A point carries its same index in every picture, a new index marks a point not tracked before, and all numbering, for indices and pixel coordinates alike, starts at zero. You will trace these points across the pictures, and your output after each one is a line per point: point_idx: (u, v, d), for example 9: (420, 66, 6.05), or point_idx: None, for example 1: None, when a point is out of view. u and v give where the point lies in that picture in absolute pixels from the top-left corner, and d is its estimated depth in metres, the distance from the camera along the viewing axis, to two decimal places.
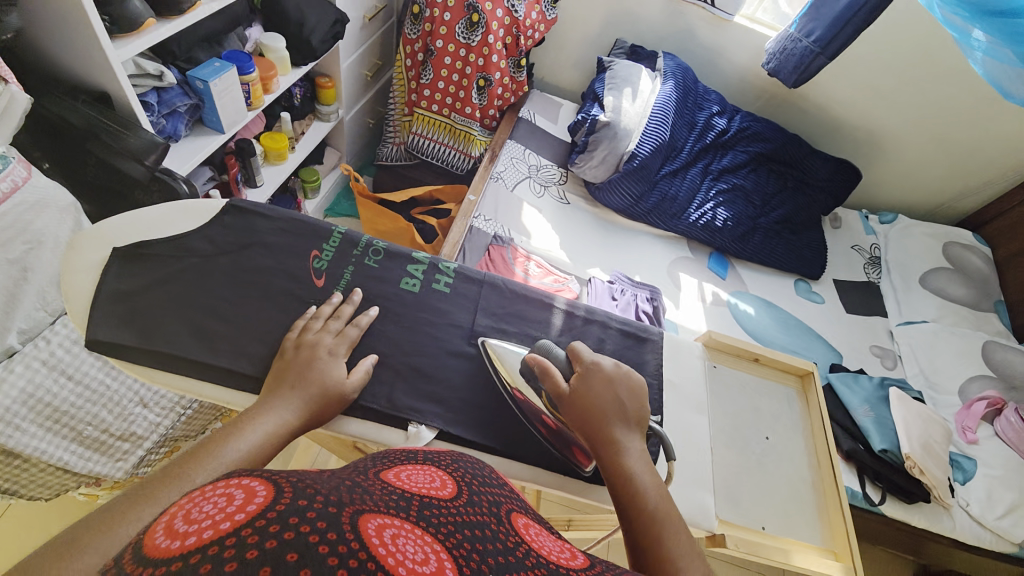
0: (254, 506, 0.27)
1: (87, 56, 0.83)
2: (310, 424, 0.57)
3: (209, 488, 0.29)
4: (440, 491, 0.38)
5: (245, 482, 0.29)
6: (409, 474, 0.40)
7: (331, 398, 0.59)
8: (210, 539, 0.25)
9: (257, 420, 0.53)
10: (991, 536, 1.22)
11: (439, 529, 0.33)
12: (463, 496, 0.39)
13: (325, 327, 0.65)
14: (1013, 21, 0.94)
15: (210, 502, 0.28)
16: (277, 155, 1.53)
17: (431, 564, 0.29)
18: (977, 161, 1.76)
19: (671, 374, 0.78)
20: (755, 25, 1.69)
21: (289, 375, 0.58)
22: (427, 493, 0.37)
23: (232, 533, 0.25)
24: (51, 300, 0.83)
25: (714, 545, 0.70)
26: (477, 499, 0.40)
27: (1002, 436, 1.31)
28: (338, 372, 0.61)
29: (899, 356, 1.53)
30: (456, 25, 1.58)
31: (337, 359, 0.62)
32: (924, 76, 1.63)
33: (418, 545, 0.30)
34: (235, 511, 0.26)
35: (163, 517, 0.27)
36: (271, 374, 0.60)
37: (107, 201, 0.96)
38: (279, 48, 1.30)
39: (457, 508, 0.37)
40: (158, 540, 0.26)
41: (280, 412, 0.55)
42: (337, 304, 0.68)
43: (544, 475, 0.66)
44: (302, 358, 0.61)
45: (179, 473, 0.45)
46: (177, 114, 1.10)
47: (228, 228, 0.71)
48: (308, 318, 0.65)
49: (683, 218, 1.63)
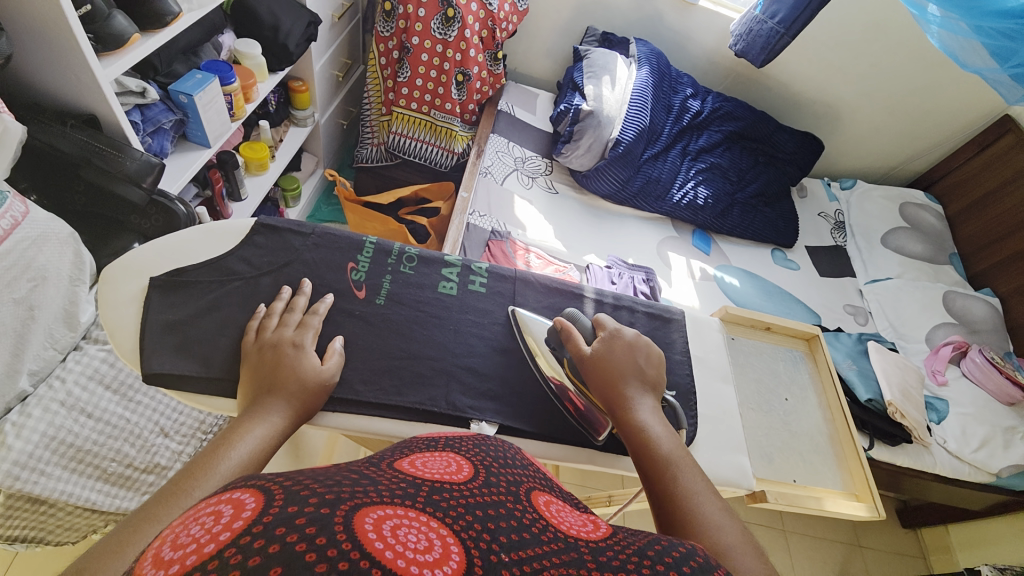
0: (242, 520, 0.25)
1: (73, 77, 0.80)
2: (299, 420, 0.58)
3: (202, 506, 0.28)
4: (455, 476, 0.37)
5: (234, 495, 0.28)
6: (424, 462, 0.39)
7: (314, 387, 0.60)
8: (191, 564, 0.24)
9: (250, 431, 0.53)
10: (969, 468, 1.36)
11: (448, 513, 0.31)
12: (479, 478, 0.37)
13: (282, 322, 0.65)
14: None
15: (199, 522, 0.27)
16: (258, 165, 1.48)
17: (434, 551, 0.27)
18: (926, 126, 1.90)
19: (697, 349, 0.84)
20: (718, 8, 1.74)
21: (265, 380, 0.58)
22: (440, 479, 0.35)
23: (216, 554, 0.24)
24: (58, 337, 0.84)
25: (754, 502, 0.76)
26: (494, 480, 0.38)
27: (969, 375, 1.46)
28: (311, 361, 0.62)
29: (870, 313, 1.66)
30: (432, 21, 1.55)
31: (304, 350, 0.62)
32: (876, 50, 1.74)
33: (420, 532, 0.28)
34: (222, 530, 0.25)
35: (152, 545, 0.26)
36: (243, 378, 0.60)
37: (104, 232, 0.93)
38: (256, 54, 1.24)
39: (471, 489, 0.35)
40: (142, 571, 0.25)
41: (267, 417, 0.55)
42: (289, 298, 0.68)
43: (599, 456, 0.70)
44: (270, 359, 0.60)
45: (178, 491, 0.46)
46: (163, 131, 1.06)
47: (263, 248, 0.73)
48: (262, 317, 0.65)
49: (667, 199, 1.69)
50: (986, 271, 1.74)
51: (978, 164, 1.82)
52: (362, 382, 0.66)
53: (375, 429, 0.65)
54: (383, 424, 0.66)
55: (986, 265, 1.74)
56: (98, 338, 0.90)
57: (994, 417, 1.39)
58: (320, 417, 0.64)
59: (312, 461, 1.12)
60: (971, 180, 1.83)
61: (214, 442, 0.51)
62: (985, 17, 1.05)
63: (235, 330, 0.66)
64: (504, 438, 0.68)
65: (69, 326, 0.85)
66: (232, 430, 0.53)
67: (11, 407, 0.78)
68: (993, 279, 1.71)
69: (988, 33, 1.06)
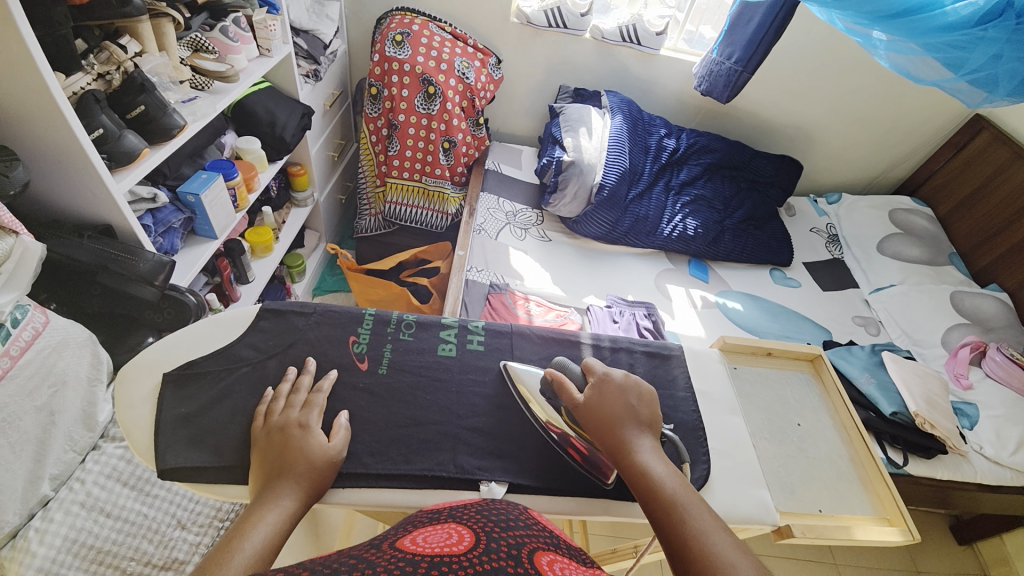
0: None
1: (90, 193, 0.88)
2: (309, 501, 0.58)
3: None
4: (456, 546, 0.38)
5: None
6: (425, 537, 0.40)
7: (322, 465, 0.61)
8: None
9: (262, 518, 0.54)
10: (1010, 473, 1.30)
11: None
12: (480, 545, 0.38)
13: (288, 404, 0.68)
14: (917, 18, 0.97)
15: None
16: (263, 248, 1.54)
17: None
18: (896, 135, 1.98)
19: (700, 384, 0.84)
20: (679, 55, 1.86)
21: (274, 464, 0.60)
22: (441, 552, 0.37)
23: None
24: (77, 439, 0.88)
25: (783, 538, 0.74)
26: (496, 545, 0.38)
27: (993, 376, 1.40)
28: (318, 440, 0.63)
29: (880, 322, 1.64)
30: (415, 99, 1.67)
31: (311, 429, 0.64)
32: (834, 74, 1.83)
33: None
34: None
35: None
36: (253, 463, 0.61)
37: (121, 329, 0.99)
38: (255, 148, 1.35)
39: (470, 558, 0.36)
40: None
41: (278, 501, 0.56)
42: (294, 378, 0.71)
43: (614, 504, 0.70)
44: (278, 442, 0.62)
45: None
46: (173, 230, 1.13)
47: (268, 332, 0.77)
48: (269, 402, 0.68)
49: (658, 233, 1.73)
50: (989, 267, 1.72)
51: (958, 164, 1.87)
52: (370, 454, 0.67)
53: (387, 501, 0.65)
54: (395, 495, 0.66)
55: (987, 261, 1.73)
56: (115, 436, 0.93)
57: None
58: (331, 495, 0.64)
59: (332, 540, 1.09)
60: (955, 180, 1.87)
61: (229, 534, 0.51)
62: (932, 34, 0.98)
63: (245, 415, 0.68)
64: (515, 497, 0.68)
65: (87, 427, 0.89)
66: (244, 519, 0.54)
67: (34, 512, 0.81)
68: (998, 273, 1.69)
69: (940, 47, 1.00)
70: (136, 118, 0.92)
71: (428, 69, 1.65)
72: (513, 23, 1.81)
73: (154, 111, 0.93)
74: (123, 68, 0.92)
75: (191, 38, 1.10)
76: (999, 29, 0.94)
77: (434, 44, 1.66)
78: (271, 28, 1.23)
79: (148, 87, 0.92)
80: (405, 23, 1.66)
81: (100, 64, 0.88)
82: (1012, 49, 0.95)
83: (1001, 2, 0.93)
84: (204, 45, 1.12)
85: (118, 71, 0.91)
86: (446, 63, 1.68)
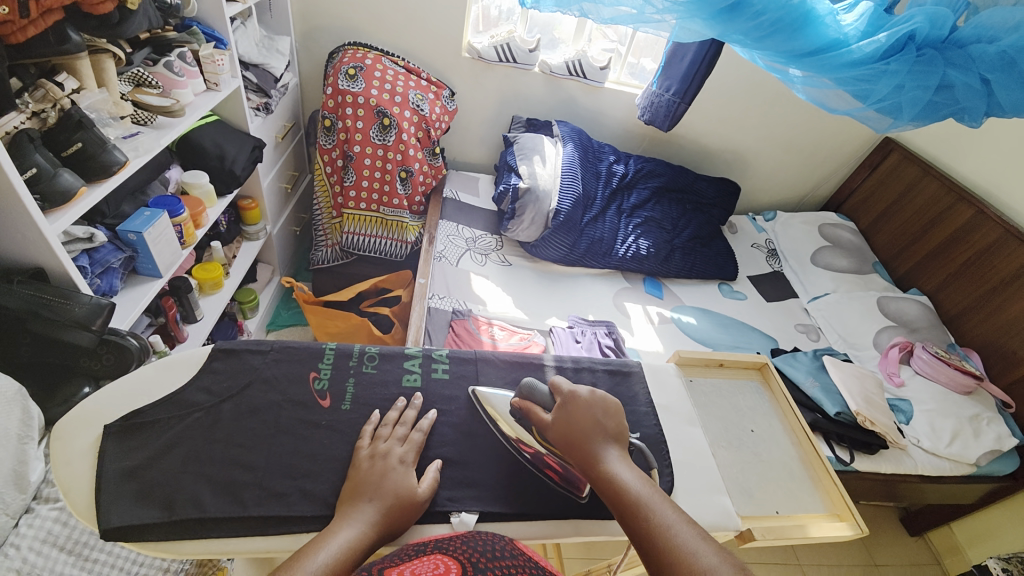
0: None
1: (20, 237, 0.82)
2: (385, 534, 0.60)
3: None
4: None
5: None
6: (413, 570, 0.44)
7: (406, 503, 0.63)
8: None
9: (340, 534, 0.57)
10: (946, 462, 1.41)
11: None
12: None
13: (392, 433, 0.71)
14: (830, 54, 1.09)
15: None
16: (212, 285, 1.48)
17: None
18: (819, 157, 2.18)
19: (660, 398, 0.88)
20: (622, 87, 1.98)
21: (364, 489, 0.62)
22: None
23: None
24: (8, 502, 0.79)
25: (745, 542, 0.77)
26: None
27: (921, 372, 1.53)
28: (409, 480, 0.65)
29: (819, 328, 1.77)
30: (370, 130, 1.67)
31: (408, 467, 0.67)
32: (761, 104, 2.01)
33: None
34: None
35: None
36: (348, 488, 0.64)
37: (51, 379, 0.91)
38: (203, 183, 1.31)
39: None
40: None
41: (356, 524, 0.58)
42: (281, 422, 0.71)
43: (586, 524, 0.71)
44: (377, 470, 0.65)
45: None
46: (112, 270, 1.07)
47: (222, 373, 0.74)
48: (376, 426, 0.71)
49: (614, 254, 1.80)
50: (908, 273, 1.90)
51: (873, 181, 2.08)
52: (336, 494, 0.65)
53: None
54: None
55: (906, 267, 1.91)
56: (50, 497, 0.85)
57: (956, 408, 1.45)
58: (298, 539, 0.62)
59: None
60: (872, 196, 2.08)
61: (312, 540, 0.55)
62: (842, 69, 1.11)
63: (201, 463, 0.65)
64: (488, 526, 0.68)
65: (19, 488, 0.81)
66: (325, 531, 0.57)
67: None
68: (916, 279, 1.87)
69: (849, 81, 1.12)
70: (73, 156, 0.87)
71: (382, 102, 1.67)
72: (465, 57, 1.88)
73: (93, 148, 0.88)
74: (59, 106, 0.87)
75: (132, 73, 1.08)
76: (900, 63, 1.08)
77: (388, 78, 1.70)
78: (219, 62, 1.21)
79: (87, 124, 0.88)
80: (357, 57, 1.68)
81: (35, 102, 0.84)
82: (913, 79, 1.10)
83: (901, 40, 1.08)
84: (146, 80, 1.09)
85: (55, 108, 0.87)
86: (401, 96, 1.71)
